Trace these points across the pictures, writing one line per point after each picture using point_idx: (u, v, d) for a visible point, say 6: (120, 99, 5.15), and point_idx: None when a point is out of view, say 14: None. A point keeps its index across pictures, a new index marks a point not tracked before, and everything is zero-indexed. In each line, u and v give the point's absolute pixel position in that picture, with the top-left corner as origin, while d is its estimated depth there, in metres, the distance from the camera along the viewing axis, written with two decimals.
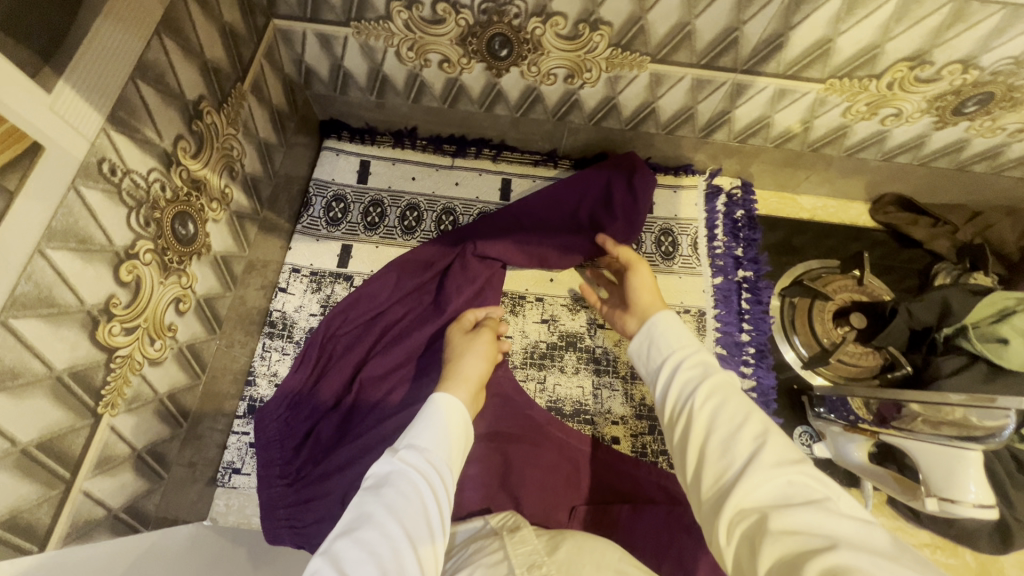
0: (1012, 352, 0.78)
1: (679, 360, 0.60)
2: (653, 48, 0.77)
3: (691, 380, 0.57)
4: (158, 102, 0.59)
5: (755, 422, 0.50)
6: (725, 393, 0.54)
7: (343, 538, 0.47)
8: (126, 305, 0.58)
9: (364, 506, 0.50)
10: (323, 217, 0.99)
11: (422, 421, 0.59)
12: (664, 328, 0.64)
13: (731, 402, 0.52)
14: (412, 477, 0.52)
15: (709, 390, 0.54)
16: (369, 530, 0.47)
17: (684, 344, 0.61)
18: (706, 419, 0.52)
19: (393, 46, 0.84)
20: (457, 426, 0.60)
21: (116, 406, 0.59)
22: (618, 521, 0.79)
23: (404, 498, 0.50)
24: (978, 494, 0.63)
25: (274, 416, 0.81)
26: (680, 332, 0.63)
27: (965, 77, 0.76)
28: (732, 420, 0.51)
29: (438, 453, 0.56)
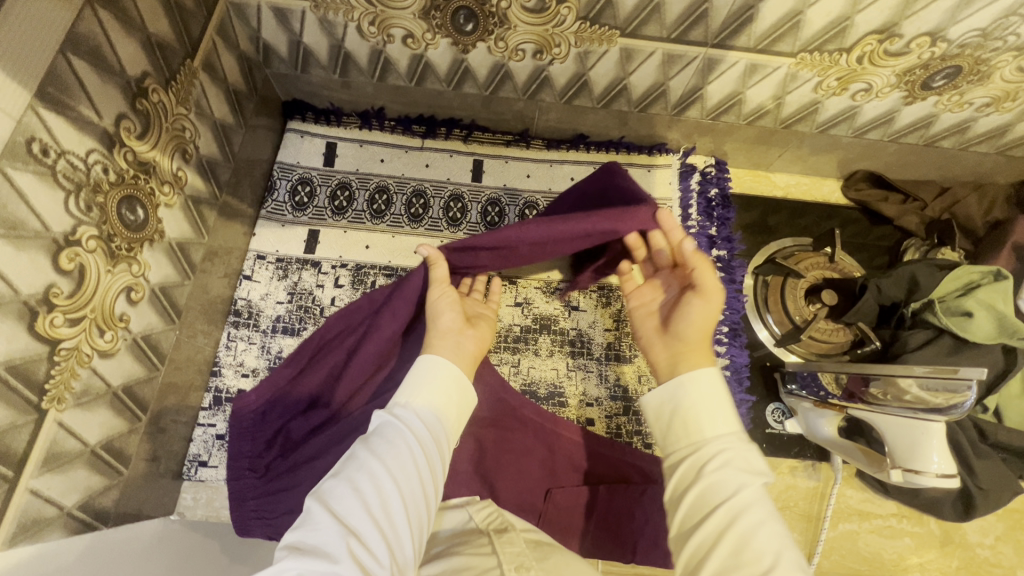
0: (975, 325, 0.79)
1: (709, 452, 0.53)
2: (622, 21, 0.75)
3: (720, 483, 0.51)
4: (95, 78, 0.56)
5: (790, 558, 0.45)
6: (756, 518, 0.48)
7: (334, 478, 0.50)
8: (68, 295, 0.55)
9: (355, 453, 0.52)
10: (288, 202, 0.96)
11: (412, 380, 0.60)
12: (697, 397, 0.56)
13: (761, 536, 0.46)
14: (399, 429, 0.54)
15: (740, 502, 0.49)
16: (355, 472, 0.50)
17: (721, 431, 0.55)
18: (733, 544, 0.47)
19: (353, 21, 0.80)
20: (448, 384, 0.60)
21: (62, 401, 0.56)
22: (589, 501, 0.80)
23: (391, 446, 0.52)
24: (941, 465, 0.65)
25: (249, 415, 0.71)
26: (715, 406, 0.56)
27: (933, 51, 0.75)
28: (767, 553, 0.45)
29: (424, 409, 0.57)
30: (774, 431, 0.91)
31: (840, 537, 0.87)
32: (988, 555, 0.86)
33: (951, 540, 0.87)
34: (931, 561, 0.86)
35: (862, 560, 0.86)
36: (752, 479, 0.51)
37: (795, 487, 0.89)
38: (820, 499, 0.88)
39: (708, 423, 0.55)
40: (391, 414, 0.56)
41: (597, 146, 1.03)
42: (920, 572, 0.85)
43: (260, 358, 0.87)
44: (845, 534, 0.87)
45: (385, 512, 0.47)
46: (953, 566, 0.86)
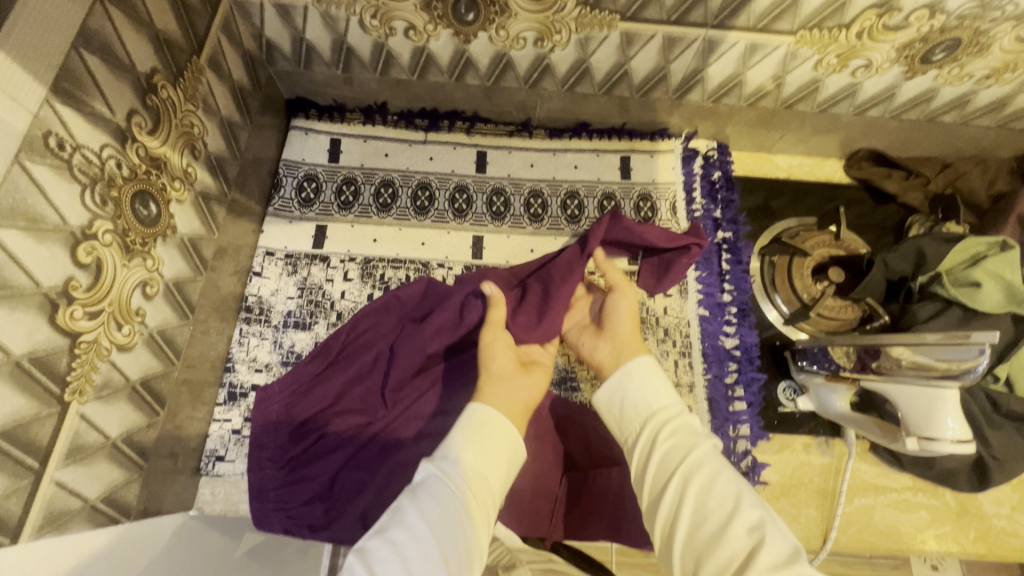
0: (984, 295, 0.80)
1: (663, 421, 0.59)
2: (622, 5, 0.76)
3: (676, 447, 0.55)
4: (107, 73, 0.56)
5: (749, 496, 0.49)
6: (710, 467, 0.52)
7: (377, 538, 0.46)
8: (86, 288, 0.56)
9: (401, 515, 0.48)
10: (295, 199, 0.97)
11: (460, 430, 0.56)
12: (642, 379, 0.62)
13: (720, 481, 0.51)
14: (449, 487, 0.50)
15: (698, 458, 0.53)
16: (401, 534, 0.46)
17: (665, 402, 0.60)
18: (697, 490, 0.51)
19: (356, 15, 0.81)
20: (495, 436, 0.56)
21: (84, 393, 0.57)
22: (605, 485, 0.79)
23: (441, 508, 0.48)
24: (956, 431, 0.65)
25: (276, 400, 0.78)
26: (657, 383, 0.62)
27: (932, 23, 0.76)
28: (728, 496, 0.50)
29: (474, 462, 0.53)
30: (786, 409, 0.91)
31: (856, 511, 0.87)
32: (1004, 525, 0.86)
33: (966, 511, 0.87)
34: (947, 533, 0.86)
35: (879, 534, 0.85)
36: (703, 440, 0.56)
37: (809, 463, 0.89)
38: (835, 474, 0.89)
39: (655, 398, 0.61)
40: (435, 468, 0.52)
41: (599, 134, 1.04)
42: (937, 543, 0.85)
43: (273, 353, 0.88)
44: (861, 508, 0.87)
45: None
46: (971, 538, 0.85)
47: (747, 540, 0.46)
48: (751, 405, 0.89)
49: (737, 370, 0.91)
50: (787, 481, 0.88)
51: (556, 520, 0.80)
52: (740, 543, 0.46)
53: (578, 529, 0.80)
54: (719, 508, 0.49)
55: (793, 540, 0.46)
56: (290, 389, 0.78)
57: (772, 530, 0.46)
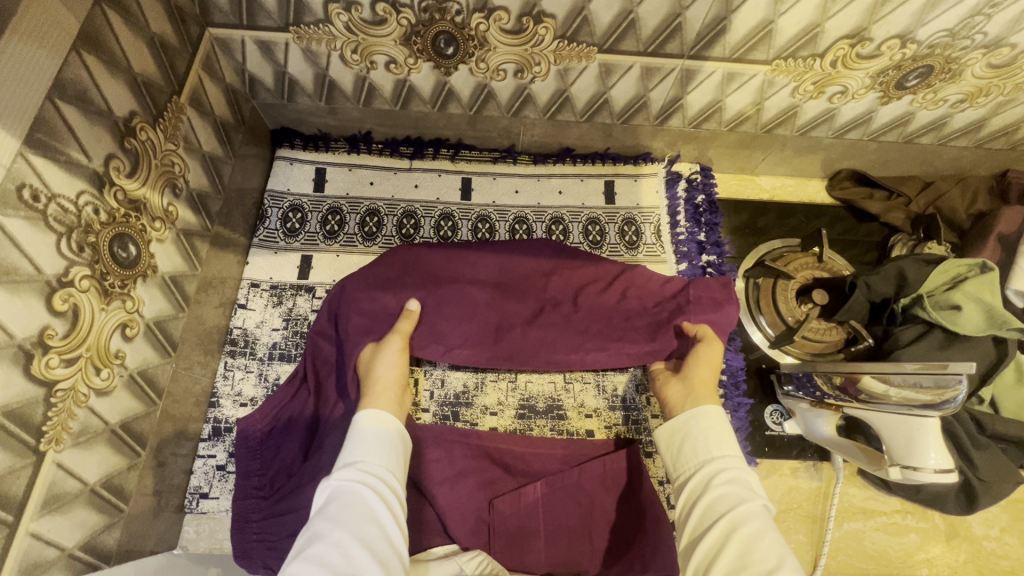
0: (964, 318, 0.80)
1: (715, 470, 0.62)
2: (599, 38, 0.77)
3: (729, 495, 0.58)
4: (83, 120, 0.57)
5: (792, 560, 0.50)
6: (757, 525, 0.54)
7: (296, 562, 0.49)
8: (62, 336, 0.55)
9: (310, 531, 0.52)
10: (280, 229, 0.97)
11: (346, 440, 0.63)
12: (709, 426, 0.66)
13: (764, 539, 0.53)
14: (355, 490, 0.56)
15: (743, 509, 0.56)
16: (319, 547, 0.50)
17: (726, 454, 0.63)
18: (741, 542, 0.53)
19: (336, 50, 0.82)
20: (383, 425, 0.65)
21: (60, 441, 0.56)
22: (534, 501, 0.80)
23: (350, 509, 0.54)
24: (938, 460, 0.65)
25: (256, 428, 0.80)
26: (722, 437, 0.65)
27: (904, 52, 0.77)
28: (770, 555, 0.51)
29: (364, 457, 0.61)
30: (774, 433, 0.91)
31: (845, 536, 0.86)
32: (994, 547, 0.86)
33: (956, 533, 0.87)
34: (937, 557, 0.85)
35: (869, 558, 0.85)
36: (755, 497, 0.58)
37: (797, 488, 0.89)
38: (824, 498, 0.88)
39: (723, 452, 0.63)
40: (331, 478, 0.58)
41: (583, 158, 1.05)
42: (928, 568, 0.85)
43: (258, 386, 0.88)
44: (850, 532, 0.87)
45: (355, 572, 0.49)
46: (962, 560, 0.85)
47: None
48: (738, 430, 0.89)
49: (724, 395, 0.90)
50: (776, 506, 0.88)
51: (496, 549, 0.77)
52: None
53: (520, 557, 0.77)
54: (762, 561, 0.51)
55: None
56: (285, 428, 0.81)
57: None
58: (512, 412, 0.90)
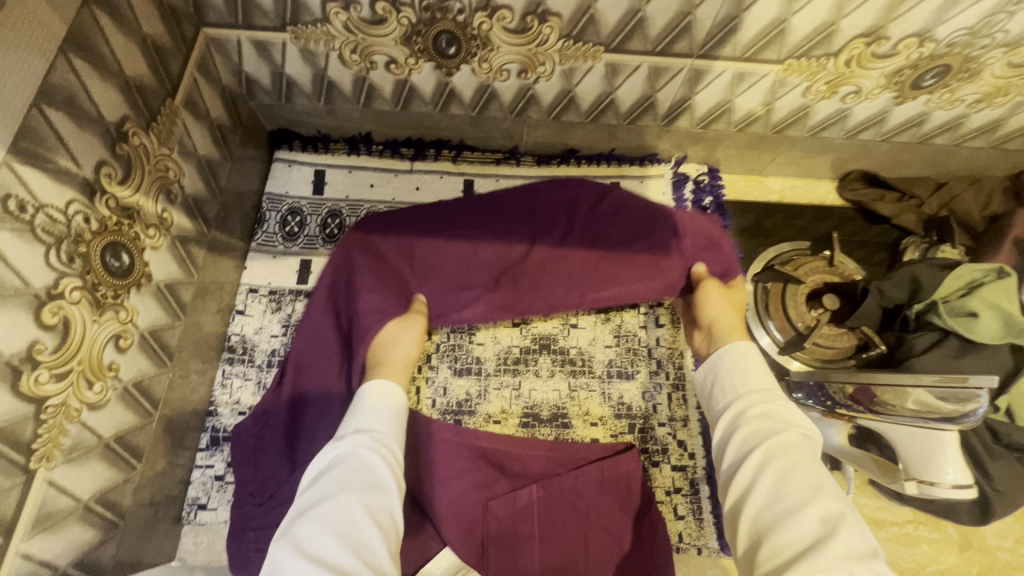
0: (981, 326, 0.77)
1: (749, 404, 0.62)
2: (606, 37, 0.74)
3: (761, 426, 0.59)
4: (72, 127, 0.55)
5: (828, 488, 0.51)
6: (797, 455, 0.54)
7: (303, 520, 0.54)
8: (52, 351, 0.54)
9: (314, 489, 0.58)
10: (279, 233, 0.95)
11: (356, 405, 0.68)
12: (742, 365, 0.67)
13: (799, 468, 0.53)
14: (360, 458, 0.60)
15: (782, 441, 0.56)
16: (323, 508, 0.55)
17: (759, 389, 0.64)
18: (773, 474, 0.54)
19: (335, 50, 0.80)
20: (391, 397, 0.68)
21: (52, 458, 0.55)
22: (529, 504, 0.79)
23: (355, 475, 0.58)
24: (955, 475, 0.64)
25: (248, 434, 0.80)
26: (758, 372, 0.65)
27: (921, 51, 0.75)
28: (807, 484, 0.52)
29: (370, 423, 0.65)
30: None
31: None
32: (1009, 559, 0.84)
33: (969, 544, 0.85)
34: (951, 569, 0.84)
35: None
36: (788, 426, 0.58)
37: None
38: None
39: (760, 387, 0.64)
40: (337, 441, 0.63)
41: (588, 159, 1.03)
42: None
43: (257, 395, 0.86)
44: None
45: (355, 530, 0.53)
46: (976, 572, 0.83)
47: (826, 528, 0.48)
48: None
49: None
50: None
51: (490, 553, 0.77)
52: (813, 530, 0.48)
53: (513, 560, 0.77)
54: (795, 492, 0.52)
55: (864, 535, 0.48)
56: (263, 422, 0.81)
57: (848, 525, 0.48)
58: (515, 421, 0.88)
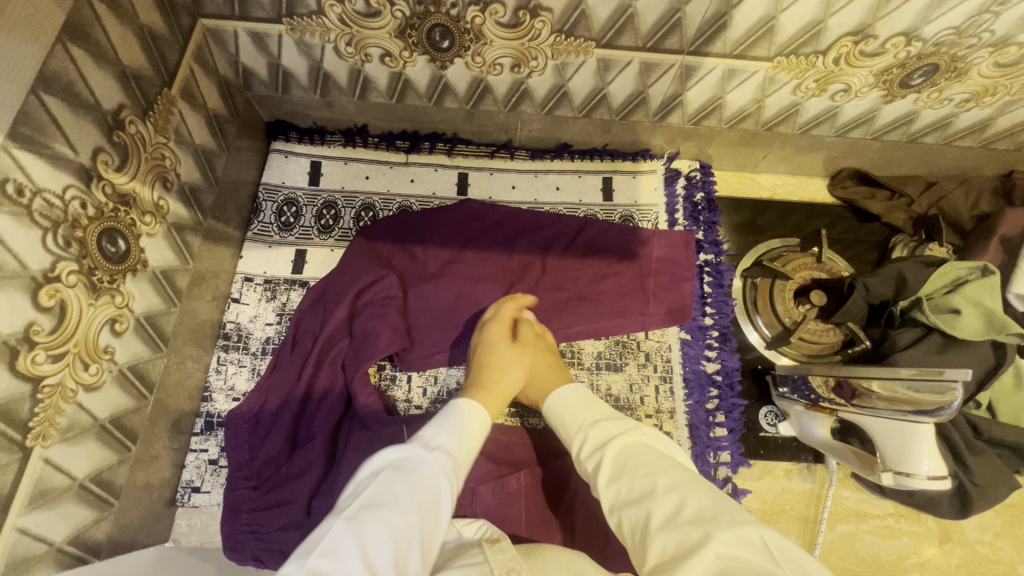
0: (964, 322, 0.79)
1: (586, 438, 0.64)
2: (597, 32, 0.75)
3: (601, 456, 0.61)
4: (69, 114, 0.56)
5: (664, 483, 0.54)
6: (634, 466, 0.58)
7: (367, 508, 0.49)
8: (49, 332, 0.55)
9: (386, 483, 0.52)
10: (275, 223, 0.96)
11: (441, 422, 0.63)
12: (570, 405, 0.70)
13: (640, 474, 0.56)
14: (433, 478, 0.55)
15: (615, 461, 0.60)
16: (390, 512, 0.49)
17: (590, 419, 0.67)
18: (629, 488, 0.56)
19: (330, 42, 0.81)
20: (468, 430, 0.65)
21: (48, 437, 0.56)
22: (517, 490, 0.82)
23: (421, 494, 0.52)
24: (931, 467, 0.64)
25: (244, 421, 0.81)
26: (590, 403, 0.70)
27: (909, 50, 0.75)
28: (648, 484, 0.55)
29: (450, 448, 0.60)
30: (767, 434, 0.91)
31: (838, 539, 0.86)
32: (987, 552, 0.86)
33: (949, 537, 0.86)
34: (930, 561, 0.85)
35: (861, 562, 0.85)
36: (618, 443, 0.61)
37: (790, 490, 0.89)
38: (817, 501, 0.88)
39: (586, 420, 0.67)
40: (419, 446, 0.58)
41: (581, 154, 1.03)
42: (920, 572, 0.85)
43: (251, 381, 0.88)
44: (843, 535, 0.86)
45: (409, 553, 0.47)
46: (954, 564, 0.85)
47: (680, 529, 0.49)
48: (731, 431, 0.89)
49: (719, 396, 0.90)
50: (769, 507, 0.88)
51: None
52: (673, 537, 0.48)
53: None
54: (640, 508, 0.53)
55: (709, 509, 0.49)
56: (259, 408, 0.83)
57: (689, 506, 0.50)
58: (505, 411, 0.89)
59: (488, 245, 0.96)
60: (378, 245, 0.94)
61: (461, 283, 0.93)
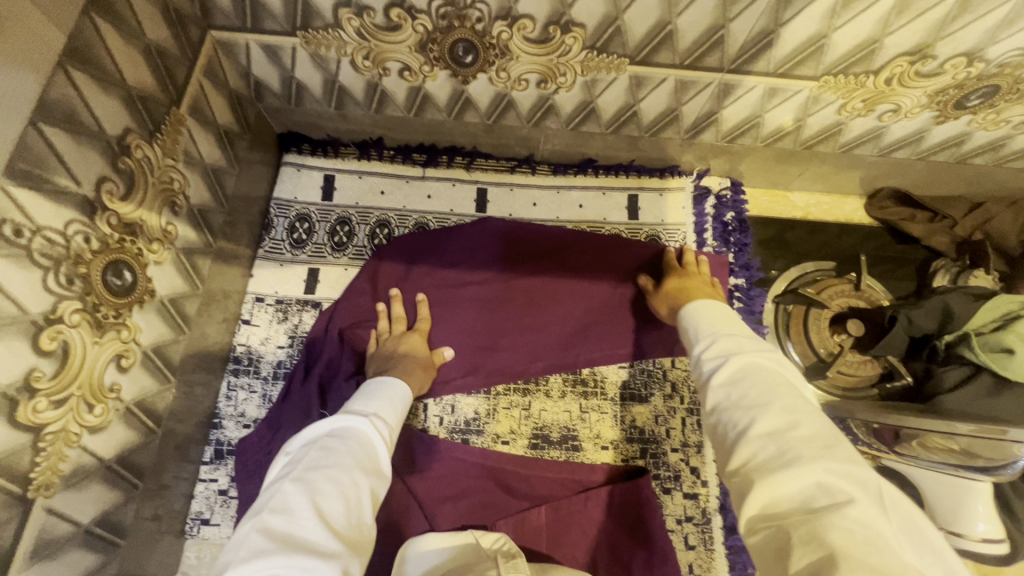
0: (1018, 363, 0.73)
1: (745, 346, 0.51)
2: (632, 49, 0.70)
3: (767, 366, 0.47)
4: (72, 145, 0.52)
5: (805, 419, 0.41)
6: (759, 378, 0.46)
7: (295, 480, 0.48)
8: (51, 377, 0.52)
9: (318, 450, 0.52)
10: (286, 240, 0.92)
11: (369, 394, 0.65)
12: (707, 316, 0.59)
13: (764, 392, 0.44)
14: (362, 441, 0.55)
15: (736, 370, 0.48)
16: (318, 480, 0.48)
17: (731, 332, 0.54)
18: (749, 406, 0.44)
19: (347, 56, 0.76)
20: (395, 402, 0.65)
21: (51, 486, 0.53)
22: (538, 526, 0.78)
23: (350, 457, 0.52)
24: (985, 528, 0.63)
25: (255, 449, 0.81)
26: (731, 321, 0.58)
27: (970, 71, 0.70)
28: (784, 418, 0.42)
29: (383, 412, 0.62)
30: None
31: None
32: None
33: None
34: None
35: None
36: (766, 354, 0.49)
37: None
38: None
39: (725, 329, 0.55)
40: (351, 412, 0.59)
41: (606, 170, 0.98)
42: None
43: (262, 407, 0.84)
44: None
45: (343, 522, 0.47)
46: None
47: (781, 444, 0.40)
48: None
49: None
50: None
51: None
52: (769, 448, 0.40)
53: None
54: (743, 416, 0.43)
55: (828, 437, 0.40)
56: (269, 438, 0.81)
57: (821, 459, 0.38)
58: (524, 442, 0.86)
59: (506, 266, 0.91)
60: (389, 266, 0.91)
61: (476, 307, 0.89)
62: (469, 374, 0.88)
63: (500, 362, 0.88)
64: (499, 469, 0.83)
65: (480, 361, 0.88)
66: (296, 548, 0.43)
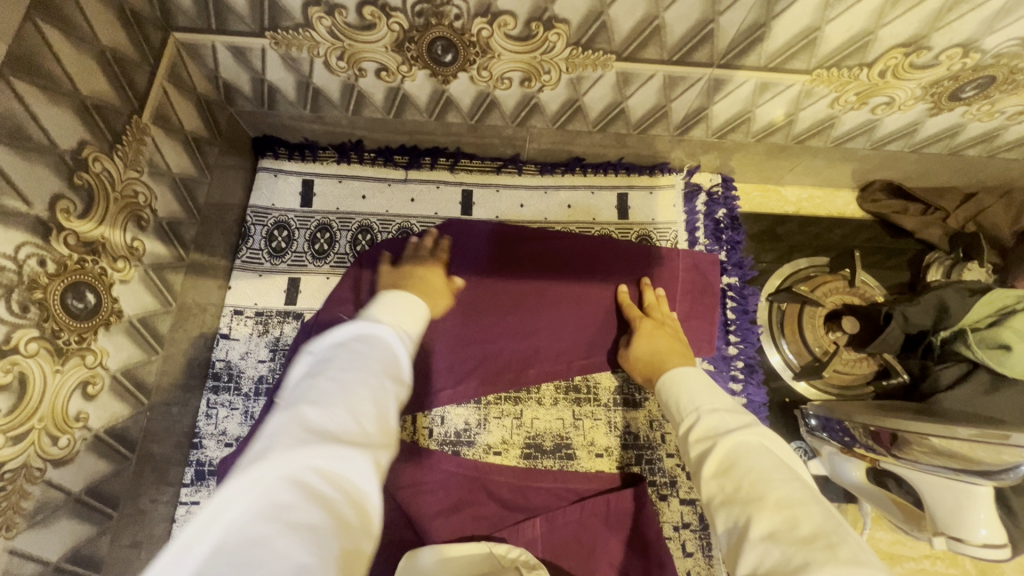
0: (1015, 360, 0.72)
1: (694, 418, 0.57)
2: (618, 45, 0.67)
3: (755, 455, 0.49)
4: (19, 163, 0.48)
5: (802, 513, 0.42)
6: (747, 462, 0.48)
7: (325, 378, 0.44)
8: (6, 412, 0.48)
9: (347, 346, 0.48)
10: (265, 249, 0.89)
11: (392, 306, 0.59)
12: (699, 385, 0.61)
13: (761, 479, 0.46)
14: (388, 342, 0.50)
15: (727, 455, 0.50)
16: (344, 376, 0.44)
17: (728, 404, 0.57)
18: (765, 514, 0.43)
19: (320, 57, 0.72)
20: (415, 312, 0.61)
21: (12, 527, 0.50)
22: (534, 538, 0.76)
23: (378, 358, 0.48)
24: (987, 533, 0.59)
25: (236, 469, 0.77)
26: (707, 387, 0.61)
27: (964, 62, 0.68)
28: (791, 522, 0.42)
29: (404, 324, 0.57)
30: None
31: None
32: None
33: None
34: None
35: None
36: (748, 429, 0.52)
37: None
38: None
39: (708, 402, 0.58)
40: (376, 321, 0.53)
41: (594, 168, 0.96)
42: None
43: (244, 425, 0.82)
44: None
45: (374, 419, 0.43)
46: None
47: (782, 547, 0.41)
48: None
49: None
50: None
51: None
52: (771, 555, 0.41)
53: None
54: (742, 513, 0.45)
55: (828, 533, 0.41)
56: None
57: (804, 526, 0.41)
58: (517, 452, 0.84)
59: (493, 270, 0.88)
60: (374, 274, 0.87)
61: (467, 313, 0.86)
62: (462, 384, 0.85)
63: (493, 370, 0.86)
64: (493, 478, 0.81)
65: (473, 370, 0.85)
66: (330, 442, 0.39)
